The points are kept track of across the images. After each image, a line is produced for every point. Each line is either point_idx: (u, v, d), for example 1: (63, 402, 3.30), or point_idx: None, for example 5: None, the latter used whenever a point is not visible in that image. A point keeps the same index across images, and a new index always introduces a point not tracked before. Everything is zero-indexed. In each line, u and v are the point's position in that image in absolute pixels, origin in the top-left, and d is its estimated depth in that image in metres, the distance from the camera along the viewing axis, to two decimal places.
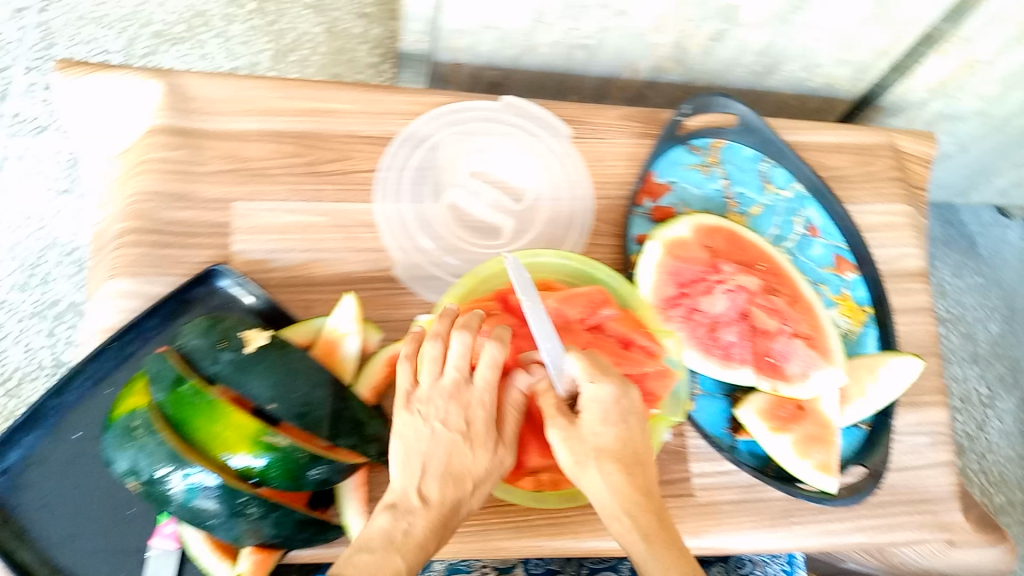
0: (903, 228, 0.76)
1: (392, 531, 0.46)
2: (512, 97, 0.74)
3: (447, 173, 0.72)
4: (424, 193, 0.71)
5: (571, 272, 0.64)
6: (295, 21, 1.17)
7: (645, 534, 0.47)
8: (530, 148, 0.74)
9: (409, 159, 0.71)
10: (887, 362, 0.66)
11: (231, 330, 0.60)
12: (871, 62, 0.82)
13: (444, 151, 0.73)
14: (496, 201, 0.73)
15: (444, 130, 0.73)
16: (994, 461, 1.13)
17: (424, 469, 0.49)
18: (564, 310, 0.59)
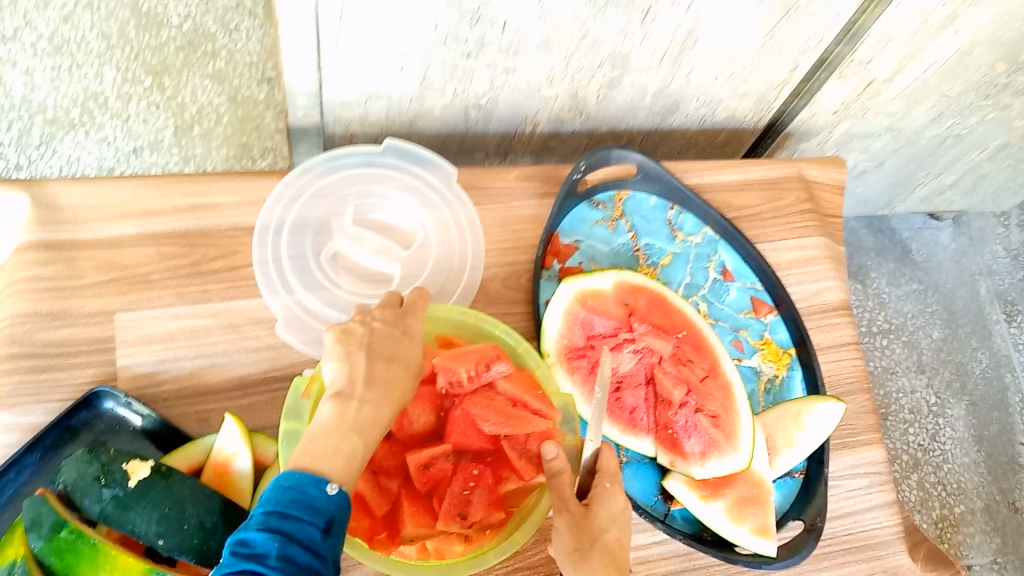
0: (820, 261, 0.74)
1: (343, 415, 0.47)
2: (400, 147, 0.70)
3: (329, 216, 0.68)
4: (305, 243, 0.67)
5: (469, 328, 0.60)
6: (196, 93, 1.14)
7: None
8: (421, 190, 0.70)
9: (284, 211, 0.67)
10: (812, 409, 0.63)
11: (113, 461, 0.51)
12: (771, 91, 0.81)
13: (329, 196, 0.68)
14: (369, 245, 0.68)
15: (326, 174, 0.68)
16: (950, 470, 1.12)
17: (369, 355, 0.49)
18: (453, 371, 0.55)
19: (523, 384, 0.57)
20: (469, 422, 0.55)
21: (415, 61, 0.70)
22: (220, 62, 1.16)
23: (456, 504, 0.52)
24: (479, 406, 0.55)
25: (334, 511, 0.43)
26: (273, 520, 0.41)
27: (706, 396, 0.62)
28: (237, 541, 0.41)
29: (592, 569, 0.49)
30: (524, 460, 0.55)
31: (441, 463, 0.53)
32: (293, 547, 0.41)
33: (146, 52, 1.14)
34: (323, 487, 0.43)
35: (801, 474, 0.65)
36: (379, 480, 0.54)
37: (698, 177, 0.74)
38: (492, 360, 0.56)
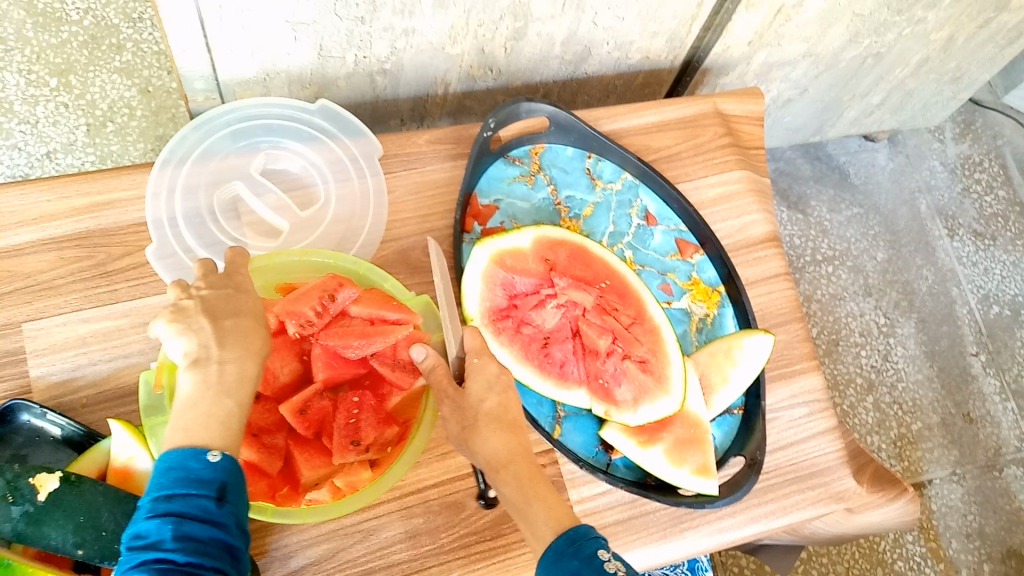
0: (743, 195, 0.73)
1: (206, 383, 0.45)
2: (335, 111, 0.68)
3: (233, 171, 0.66)
4: (204, 180, 0.65)
5: (304, 266, 0.59)
6: (105, 88, 1.10)
7: (525, 476, 0.49)
8: (334, 156, 0.68)
9: (190, 168, 0.65)
10: (741, 343, 0.62)
11: (19, 477, 0.48)
12: (681, 28, 0.80)
13: (244, 137, 0.66)
14: (267, 195, 0.66)
15: (239, 125, 0.66)
16: (904, 389, 1.13)
17: (211, 317, 0.47)
18: (297, 313, 0.54)
19: (376, 301, 0.57)
20: (329, 354, 0.54)
21: (308, 32, 0.68)
22: (127, 55, 1.12)
23: (344, 435, 0.52)
24: (335, 336, 0.55)
25: (224, 477, 0.43)
26: (160, 506, 0.42)
27: (631, 342, 0.61)
28: (132, 531, 0.42)
29: (482, 434, 0.49)
30: (397, 370, 0.55)
31: (316, 403, 0.53)
32: (189, 526, 0.42)
33: (47, 51, 1.09)
34: (204, 458, 0.43)
35: (740, 410, 0.65)
36: (263, 440, 0.53)
37: (612, 123, 0.73)
38: (335, 290, 0.55)
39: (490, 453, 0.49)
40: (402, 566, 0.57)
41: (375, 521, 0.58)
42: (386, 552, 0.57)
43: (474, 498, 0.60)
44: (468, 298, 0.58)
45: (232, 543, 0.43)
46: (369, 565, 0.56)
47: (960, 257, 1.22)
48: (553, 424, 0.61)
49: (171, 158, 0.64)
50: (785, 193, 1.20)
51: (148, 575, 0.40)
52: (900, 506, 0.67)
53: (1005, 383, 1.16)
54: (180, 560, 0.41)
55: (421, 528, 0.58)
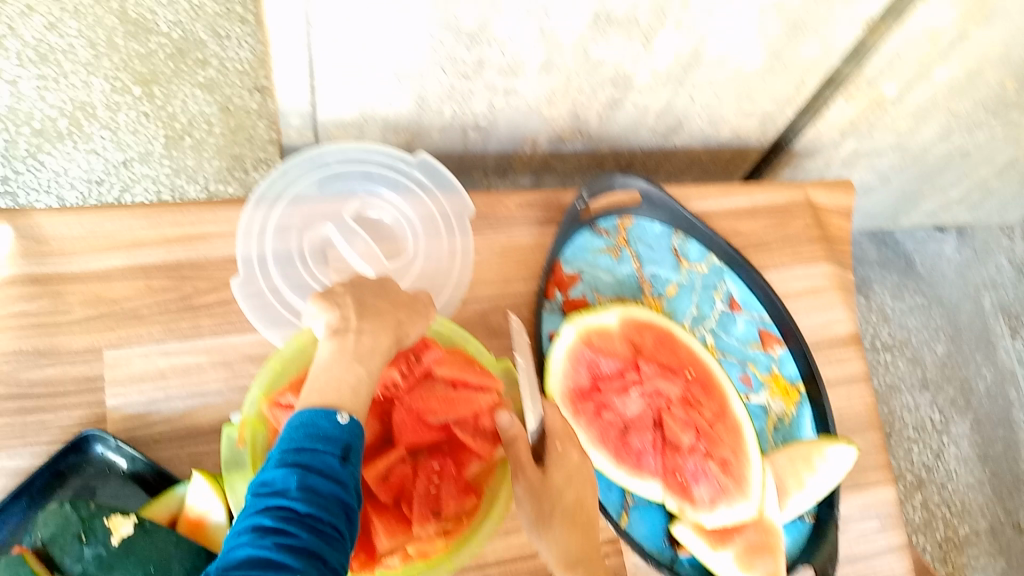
0: (829, 291, 0.72)
1: (343, 348, 0.47)
2: (435, 166, 0.68)
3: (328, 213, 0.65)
4: (296, 217, 0.64)
5: None
6: (186, 102, 1.10)
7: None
8: (427, 212, 0.68)
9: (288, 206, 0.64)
10: (823, 452, 0.61)
11: (93, 517, 0.50)
12: (778, 111, 0.79)
13: (341, 180, 0.66)
14: (356, 242, 0.66)
15: (337, 167, 0.66)
16: (954, 490, 1.10)
17: (355, 300, 0.50)
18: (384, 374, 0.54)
19: (458, 363, 0.56)
20: (414, 416, 0.54)
21: (412, 84, 0.68)
22: (211, 71, 1.12)
23: (424, 502, 0.52)
24: (420, 400, 0.55)
25: (348, 438, 0.43)
26: (288, 458, 0.41)
27: (711, 437, 0.60)
28: (256, 485, 0.40)
29: (551, 533, 0.49)
30: (478, 438, 0.55)
31: (398, 469, 0.53)
32: (314, 478, 0.40)
33: (134, 60, 1.10)
34: (334, 418, 0.43)
35: (812, 517, 0.63)
36: None
37: (703, 203, 0.72)
38: (420, 351, 0.56)
39: (562, 549, 0.49)
40: None
41: None
42: None
43: None
44: (552, 377, 0.57)
45: (349, 507, 0.41)
46: None
47: (1021, 358, 1.20)
48: (620, 512, 0.60)
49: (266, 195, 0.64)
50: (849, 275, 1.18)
51: (270, 521, 0.38)
52: None
53: None
54: (302, 510, 0.39)
55: None
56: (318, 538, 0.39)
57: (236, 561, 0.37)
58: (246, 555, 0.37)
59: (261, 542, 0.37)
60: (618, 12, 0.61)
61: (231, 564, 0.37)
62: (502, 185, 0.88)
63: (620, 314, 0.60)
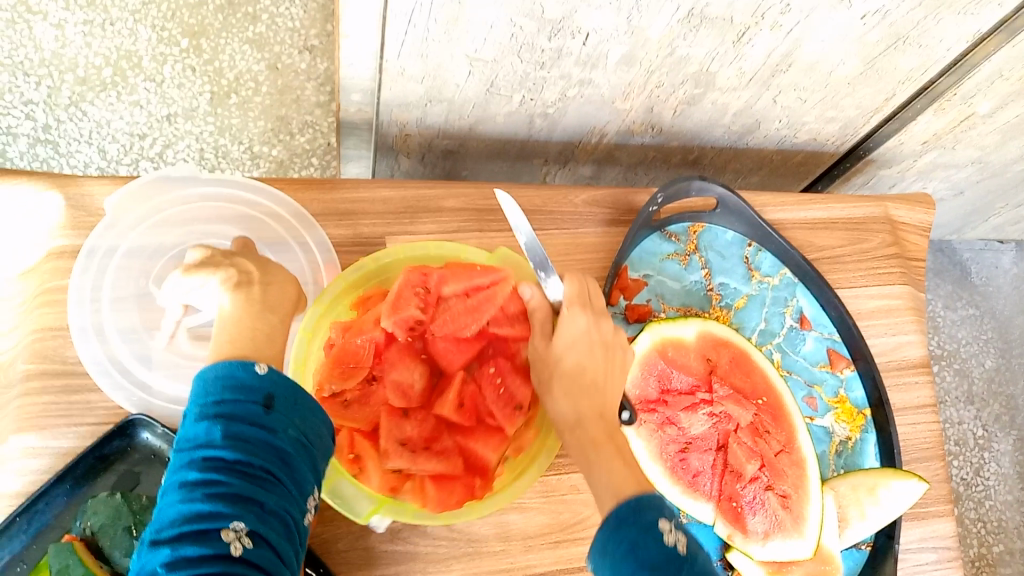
0: (902, 312, 0.69)
1: (249, 300, 0.47)
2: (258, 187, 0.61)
3: (195, 232, 0.58)
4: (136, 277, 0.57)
5: (362, 271, 0.54)
6: (234, 58, 1.06)
7: (592, 445, 0.48)
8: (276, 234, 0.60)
9: (168, 199, 0.59)
10: (889, 483, 0.58)
11: (145, 510, 0.49)
12: (861, 117, 0.75)
13: (166, 229, 0.58)
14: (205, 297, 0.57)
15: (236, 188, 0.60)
16: (991, 508, 1.08)
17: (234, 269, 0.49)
18: (403, 315, 0.50)
19: (459, 273, 0.52)
20: (450, 338, 0.51)
21: (484, 71, 0.65)
22: (261, 27, 1.08)
23: (502, 407, 0.51)
24: (446, 323, 0.51)
25: (270, 386, 0.43)
26: (210, 411, 0.42)
27: (772, 465, 0.58)
28: (181, 437, 0.42)
29: (550, 395, 0.49)
30: (513, 326, 0.53)
31: (466, 391, 0.51)
32: (241, 426, 0.42)
33: (183, 10, 1.06)
34: (253, 368, 0.43)
35: (869, 546, 0.61)
36: (434, 449, 0.50)
37: (777, 213, 0.69)
38: (422, 279, 0.51)
39: (560, 411, 0.49)
40: None
41: None
42: None
43: None
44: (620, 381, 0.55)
45: (284, 452, 0.42)
46: None
47: None
48: None
49: (167, 178, 0.59)
50: None
51: (194, 473, 0.40)
52: None
53: None
54: (230, 458, 0.41)
55: None
56: (247, 480, 0.40)
57: (170, 522, 0.39)
58: (177, 514, 0.39)
59: (191, 496, 0.39)
60: (712, 9, 0.58)
61: (164, 523, 0.39)
62: (560, 173, 0.84)
63: (702, 328, 0.58)
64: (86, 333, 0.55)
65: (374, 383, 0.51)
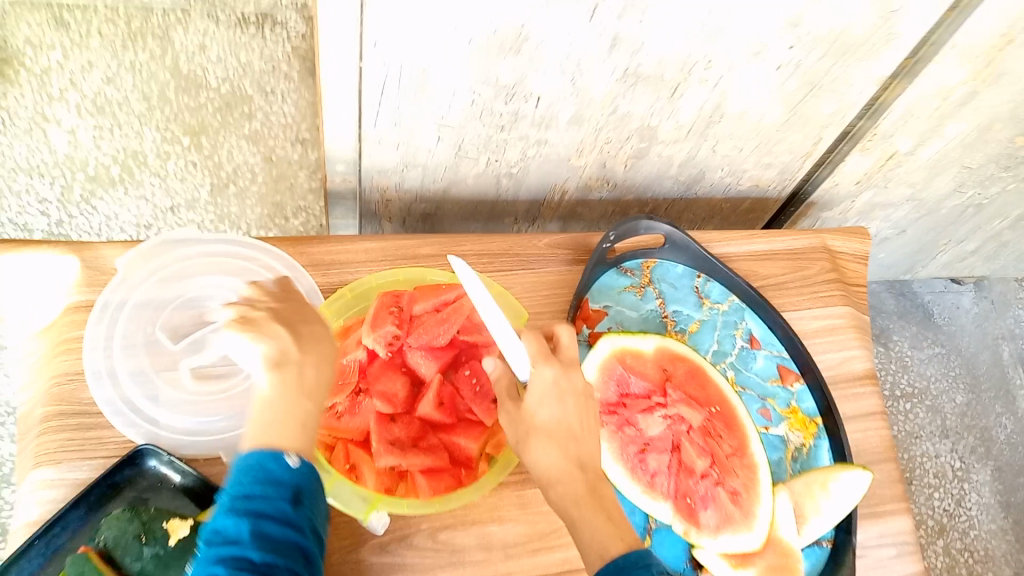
0: (845, 330, 0.75)
1: (284, 384, 0.50)
2: (260, 247, 0.67)
3: (196, 285, 0.65)
4: (142, 324, 0.63)
5: (341, 301, 0.60)
6: (232, 153, 1.16)
7: (577, 498, 0.51)
8: (273, 288, 0.67)
9: (172, 256, 0.65)
10: (837, 476, 0.63)
11: (153, 519, 0.54)
12: (795, 162, 0.83)
13: (171, 282, 0.65)
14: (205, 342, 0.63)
15: (233, 246, 0.67)
16: (977, 537, 1.10)
17: (285, 337, 0.51)
18: (382, 332, 0.56)
19: (427, 293, 0.60)
20: (425, 348, 0.58)
21: (451, 134, 0.73)
22: (256, 124, 1.17)
23: (479, 402, 0.58)
24: (421, 335, 0.58)
25: (298, 482, 0.48)
26: (241, 506, 0.45)
27: (726, 463, 0.63)
28: (210, 530, 0.45)
29: (529, 454, 0.51)
30: (480, 334, 0.60)
31: (444, 392, 0.58)
32: (269, 522, 0.45)
33: (184, 112, 1.16)
34: (284, 461, 0.47)
35: (829, 543, 0.65)
36: (421, 445, 0.56)
37: (721, 248, 0.76)
38: (394, 301, 0.58)
39: (542, 466, 0.51)
40: None
41: None
42: None
43: None
44: None
45: (301, 548, 0.46)
46: None
47: None
48: (643, 534, 0.62)
49: (171, 240, 0.65)
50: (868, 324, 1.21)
51: (223, 569, 0.43)
52: None
53: None
54: (257, 560, 0.44)
55: None
56: None
57: None
58: None
59: None
60: (644, 68, 0.66)
61: None
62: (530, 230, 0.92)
63: (659, 343, 0.65)
64: (99, 377, 0.60)
65: (360, 395, 0.57)
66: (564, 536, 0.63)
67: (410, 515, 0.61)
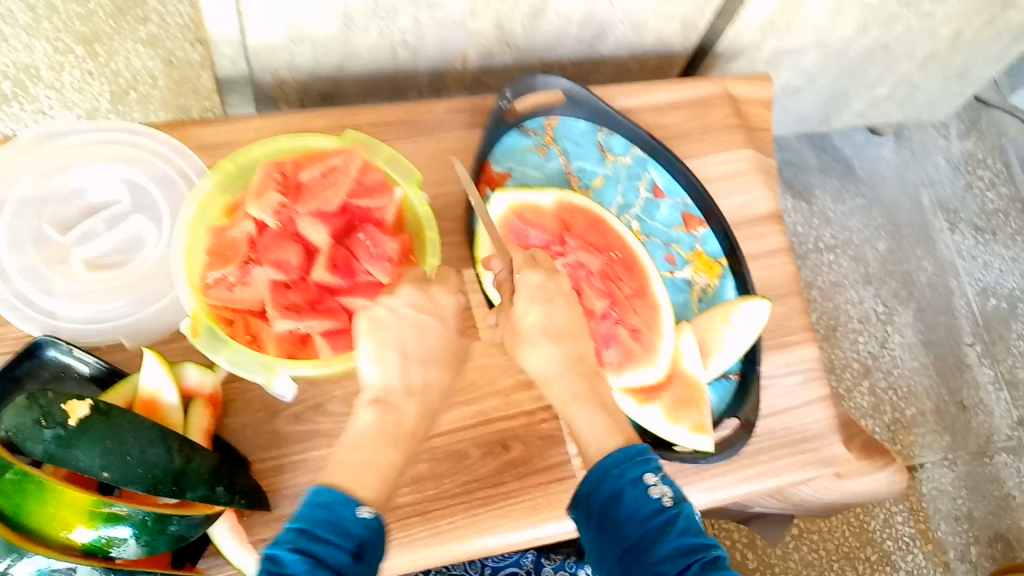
0: (748, 173, 0.76)
1: (382, 421, 0.52)
2: (141, 131, 0.67)
3: (81, 177, 0.65)
4: (28, 221, 0.63)
5: (228, 176, 0.61)
6: (130, 58, 1.11)
7: (575, 395, 0.52)
8: (159, 173, 0.66)
9: (50, 150, 0.65)
10: (737, 307, 0.65)
11: (50, 402, 0.48)
12: (697, 11, 0.81)
13: (53, 176, 0.65)
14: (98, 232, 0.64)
15: (116, 134, 0.67)
16: (899, 375, 1.16)
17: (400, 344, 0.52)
18: (265, 201, 0.57)
19: (312, 161, 0.60)
20: (314, 214, 0.58)
21: (336, 3, 0.70)
22: (152, 26, 1.13)
23: (376, 262, 0.57)
24: (308, 201, 0.58)
25: (366, 533, 0.48)
26: (302, 543, 0.46)
27: (625, 304, 0.65)
28: (269, 555, 0.46)
29: (530, 351, 0.51)
30: (372, 196, 0.60)
31: (338, 255, 0.58)
32: (322, 569, 0.45)
33: (74, 20, 1.11)
34: (356, 511, 0.48)
35: (737, 375, 0.68)
36: (319, 308, 0.57)
37: (624, 100, 0.75)
38: (279, 170, 0.59)
39: (547, 365, 0.51)
40: (405, 509, 0.61)
41: None
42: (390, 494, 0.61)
43: (477, 448, 0.65)
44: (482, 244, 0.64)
45: None
46: None
47: (960, 250, 1.25)
48: None
49: (48, 134, 0.65)
50: (790, 181, 1.22)
51: None
52: (887, 474, 0.71)
53: (998, 373, 1.20)
54: None
55: (426, 474, 0.63)
56: None
57: None
58: None
59: None
60: None
61: None
62: None
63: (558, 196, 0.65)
64: None
65: (251, 264, 0.57)
66: (479, 390, 0.66)
67: (323, 383, 0.64)
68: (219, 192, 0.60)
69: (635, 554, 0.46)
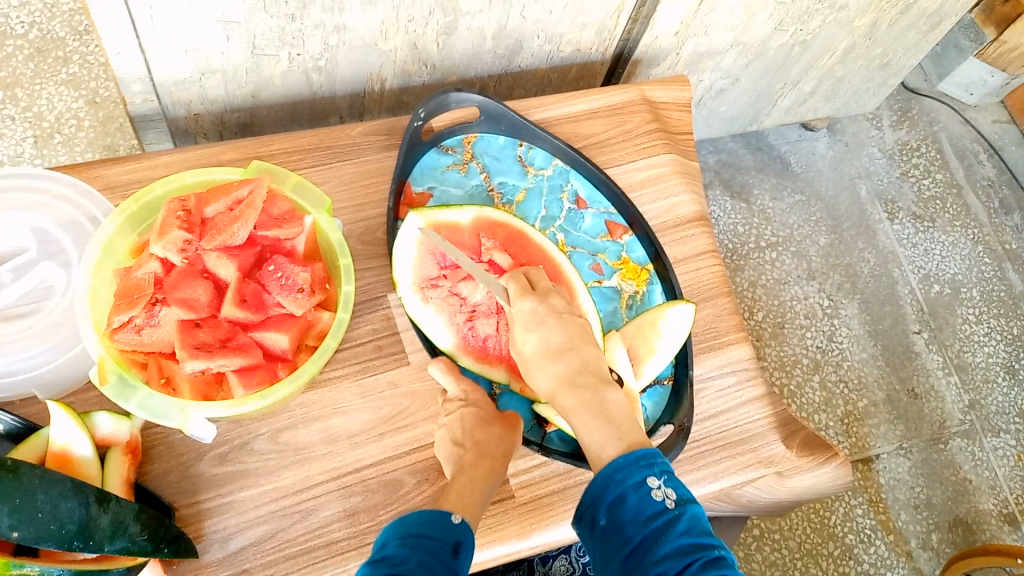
0: (669, 177, 0.76)
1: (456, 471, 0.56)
2: (44, 175, 0.65)
3: None
4: None
5: (133, 217, 0.60)
6: (52, 100, 1.08)
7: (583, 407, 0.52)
8: (67, 217, 0.64)
9: None
10: (664, 314, 0.65)
11: None
12: (609, 20, 0.81)
13: None
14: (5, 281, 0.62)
15: (18, 179, 0.64)
16: (849, 367, 1.16)
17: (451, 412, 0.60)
18: (170, 237, 0.55)
19: (217, 195, 0.58)
20: (220, 248, 0.56)
21: (239, 32, 0.68)
22: (74, 66, 1.11)
23: (286, 293, 0.56)
24: (214, 235, 0.56)
25: (460, 536, 0.50)
26: (409, 540, 0.49)
27: None
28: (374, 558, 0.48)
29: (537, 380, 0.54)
30: (280, 226, 0.59)
31: (248, 289, 0.56)
32: (430, 561, 0.48)
33: None
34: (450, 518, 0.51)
35: (669, 380, 0.67)
36: (230, 344, 0.56)
37: (541, 113, 0.75)
38: (182, 206, 0.57)
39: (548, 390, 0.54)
40: (341, 544, 0.59)
41: (314, 502, 0.60)
42: (324, 530, 0.59)
43: (412, 476, 0.62)
44: (401, 268, 0.61)
45: None
46: (308, 544, 0.58)
47: (901, 239, 1.27)
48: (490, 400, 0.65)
49: None
50: (729, 181, 1.24)
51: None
52: (831, 471, 0.69)
53: (947, 359, 1.20)
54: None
55: (360, 507, 0.60)
56: None
57: None
58: None
59: None
60: None
61: None
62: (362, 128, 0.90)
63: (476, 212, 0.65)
64: None
65: (159, 304, 0.54)
66: (410, 415, 0.64)
67: (248, 422, 0.61)
68: (125, 233, 0.59)
69: (638, 555, 0.47)
